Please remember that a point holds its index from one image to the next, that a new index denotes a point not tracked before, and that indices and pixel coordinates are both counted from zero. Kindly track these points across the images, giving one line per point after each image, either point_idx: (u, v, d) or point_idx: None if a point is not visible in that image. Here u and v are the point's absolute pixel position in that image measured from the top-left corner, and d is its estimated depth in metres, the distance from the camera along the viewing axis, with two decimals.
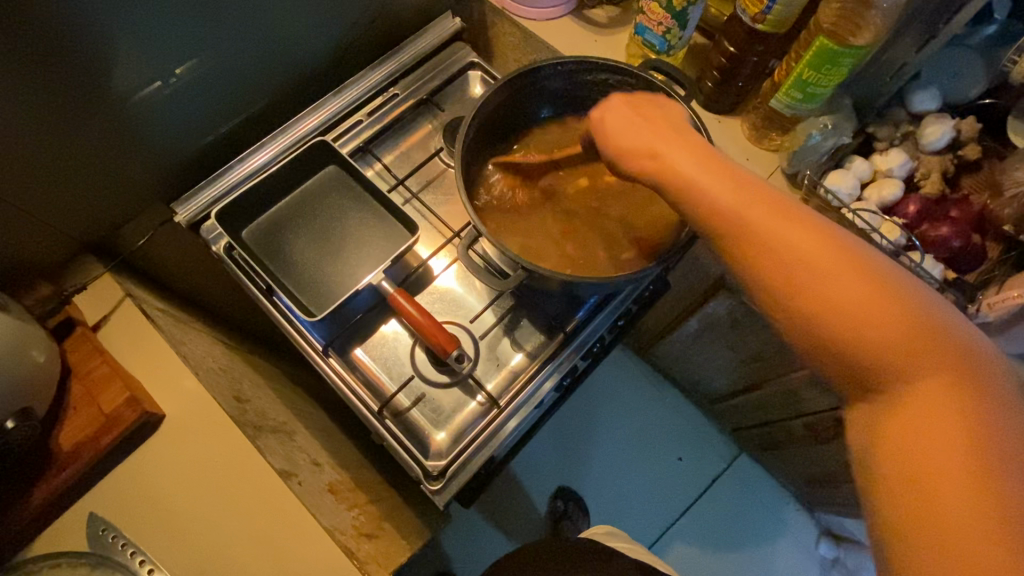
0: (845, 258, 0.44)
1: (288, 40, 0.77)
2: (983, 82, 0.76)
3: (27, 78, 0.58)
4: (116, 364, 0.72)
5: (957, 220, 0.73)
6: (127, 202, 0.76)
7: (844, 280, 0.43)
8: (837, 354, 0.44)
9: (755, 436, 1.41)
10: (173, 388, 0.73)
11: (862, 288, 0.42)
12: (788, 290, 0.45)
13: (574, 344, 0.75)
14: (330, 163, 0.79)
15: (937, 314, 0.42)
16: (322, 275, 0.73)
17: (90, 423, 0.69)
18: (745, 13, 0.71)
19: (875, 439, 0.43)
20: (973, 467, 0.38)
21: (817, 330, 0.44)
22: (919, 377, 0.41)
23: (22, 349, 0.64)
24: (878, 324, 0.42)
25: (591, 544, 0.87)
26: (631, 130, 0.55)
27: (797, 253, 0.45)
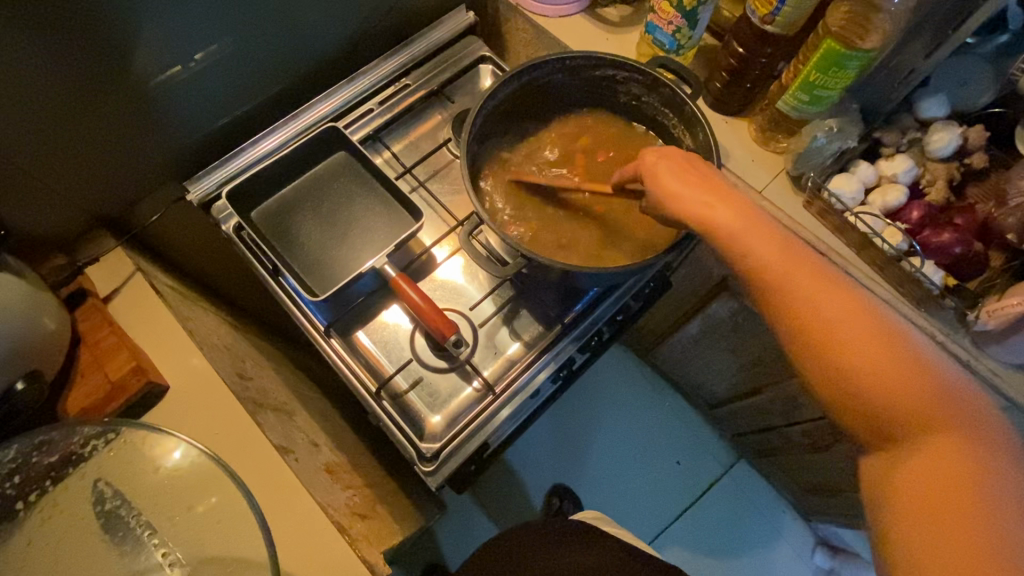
0: (857, 308, 0.49)
1: (304, 27, 0.78)
2: (992, 90, 0.76)
3: (53, 54, 0.60)
4: (123, 335, 0.74)
5: (960, 227, 0.73)
6: (141, 179, 0.78)
7: (867, 349, 0.47)
8: (863, 412, 0.48)
9: (753, 442, 1.41)
10: (178, 362, 0.75)
11: (865, 335, 0.48)
12: (818, 352, 0.49)
13: (572, 336, 0.76)
14: (340, 148, 0.80)
15: (946, 389, 0.46)
16: (327, 259, 0.75)
17: (97, 390, 0.71)
18: (755, 13, 0.72)
19: (885, 484, 0.47)
20: (959, 513, 0.42)
21: (843, 388, 0.48)
22: (917, 421, 0.46)
23: (36, 316, 0.66)
24: (878, 370, 0.47)
25: (585, 529, 0.88)
26: (679, 174, 0.58)
27: (824, 317, 0.49)
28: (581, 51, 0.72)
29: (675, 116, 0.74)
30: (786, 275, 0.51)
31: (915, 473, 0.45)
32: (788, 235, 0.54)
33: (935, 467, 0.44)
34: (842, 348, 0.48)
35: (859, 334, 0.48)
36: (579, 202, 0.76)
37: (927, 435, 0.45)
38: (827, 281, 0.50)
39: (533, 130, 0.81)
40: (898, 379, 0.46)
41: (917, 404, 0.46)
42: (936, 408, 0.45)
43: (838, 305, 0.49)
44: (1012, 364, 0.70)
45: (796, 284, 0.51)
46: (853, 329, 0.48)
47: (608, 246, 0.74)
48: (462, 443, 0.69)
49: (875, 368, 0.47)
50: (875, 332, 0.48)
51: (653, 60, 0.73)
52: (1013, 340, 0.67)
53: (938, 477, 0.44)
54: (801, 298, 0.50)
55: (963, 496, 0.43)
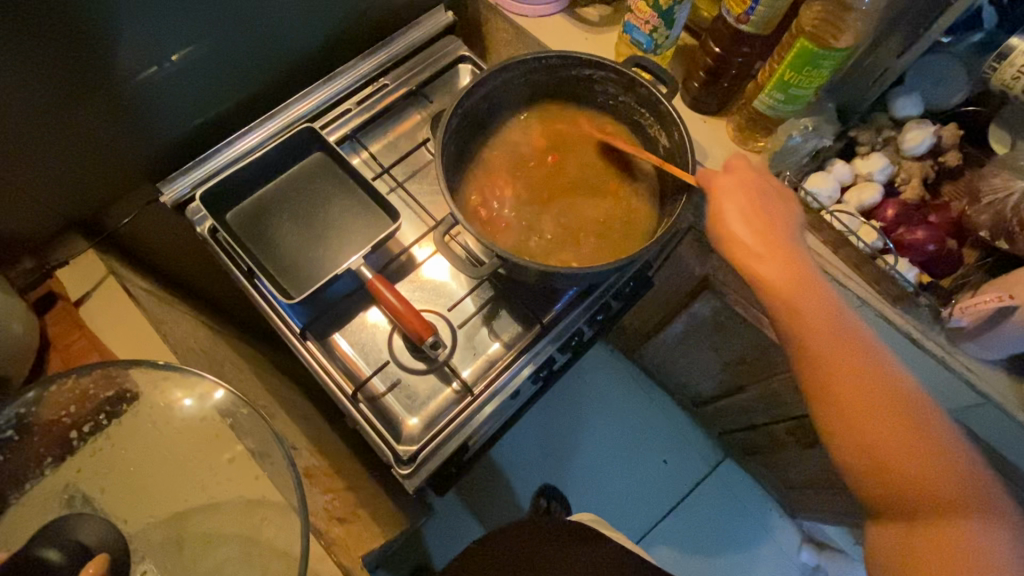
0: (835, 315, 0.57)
1: (280, 28, 0.78)
2: (965, 90, 0.77)
3: (24, 57, 0.59)
4: (93, 338, 0.75)
5: (934, 224, 0.74)
6: (114, 181, 0.77)
7: (839, 345, 0.56)
8: (840, 398, 0.55)
9: (739, 440, 1.42)
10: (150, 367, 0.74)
11: (838, 336, 0.56)
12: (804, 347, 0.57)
13: (551, 335, 0.76)
14: (316, 149, 0.80)
15: (894, 378, 0.56)
16: (304, 260, 0.74)
17: None
18: (730, 13, 0.72)
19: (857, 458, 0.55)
20: (903, 465, 0.53)
21: (824, 376, 0.56)
22: (882, 410, 0.54)
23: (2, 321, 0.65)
24: (850, 365, 0.55)
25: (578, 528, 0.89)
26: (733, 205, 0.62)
27: (814, 321, 0.57)
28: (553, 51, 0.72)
29: (651, 117, 0.74)
30: (792, 286, 0.58)
31: (885, 455, 0.54)
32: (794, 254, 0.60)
33: (899, 444, 0.54)
34: (821, 344, 0.56)
35: (833, 334, 0.56)
36: (558, 202, 0.76)
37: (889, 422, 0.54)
38: (835, 316, 0.57)
39: (511, 131, 0.81)
40: (862, 371, 0.55)
41: (876, 387, 0.55)
42: (890, 397, 0.55)
43: (822, 317, 0.57)
44: (986, 360, 0.71)
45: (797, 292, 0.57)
46: (849, 355, 0.56)
47: (586, 245, 0.74)
48: (441, 445, 0.69)
49: (843, 361, 0.56)
50: (844, 330, 0.57)
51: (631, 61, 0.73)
52: (987, 337, 0.68)
53: (889, 444, 0.54)
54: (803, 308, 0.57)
55: (910, 458, 0.53)
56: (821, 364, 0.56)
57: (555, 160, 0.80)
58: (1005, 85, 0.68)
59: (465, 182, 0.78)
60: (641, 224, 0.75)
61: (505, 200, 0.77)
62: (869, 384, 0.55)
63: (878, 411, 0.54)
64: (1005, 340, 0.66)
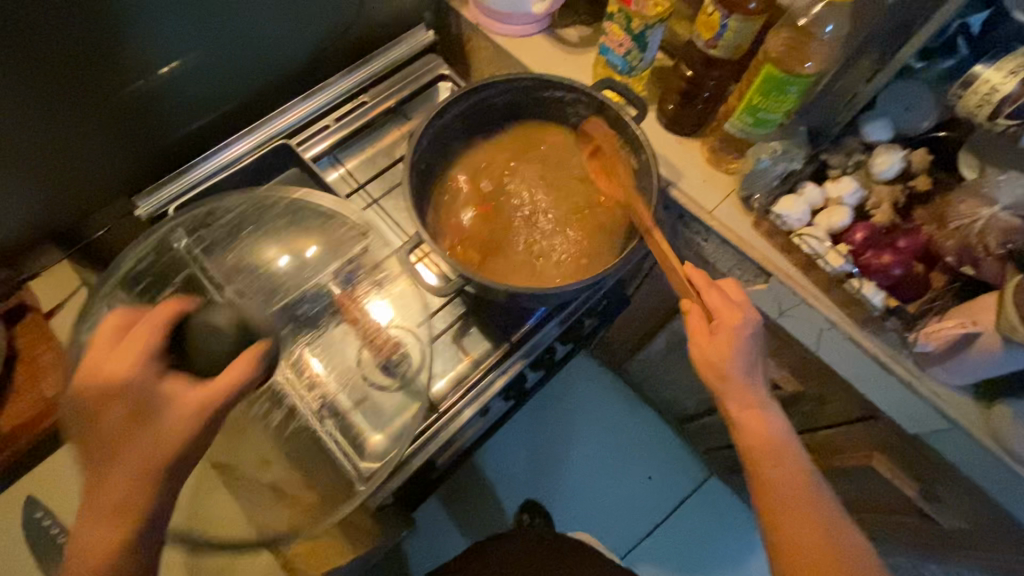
0: (769, 417, 0.64)
1: (260, 46, 0.79)
2: (934, 115, 0.77)
3: (15, 77, 0.60)
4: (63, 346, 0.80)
5: (900, 249, 0.73)
6: (89, 195, 0.78)
7: (771, 444, 0.63)
8: (767, 486, 0.62)
9: (724, 458, 1.41)
10: None
11: (772, 441, 0.63)
12: (747, 444, 0.63)
13: (523, 351, 0.76)
14: (291, 167, 0.82)
15: (812, 483, 0.62)
16: (275, 274, 0.74)
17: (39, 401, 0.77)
18: (700, 38, 0.73)
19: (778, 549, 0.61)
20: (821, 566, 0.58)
21: (759, 465, 0.63)
22: (802, 511, 0.60)
23: None
24: (778, 464, 0.62)
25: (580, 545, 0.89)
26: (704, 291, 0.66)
27: (752, 421, 0.64)
28: (513, 73, 0.75)
29: (613, 141, 0.75)
30: (736, 384, 0.64)
31: (805, 539, 0.59)
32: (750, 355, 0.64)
33: (817, 546, 0.59)
34: (756, 440, 0.63)
35: (767, 437, 0.63)
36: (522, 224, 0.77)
37: (803, 521, 0.60)
38: (773, 421, 0.64)
39: (485, 146, 0.82)
40: (785, 470, 0.62)
41: (795, 488, 0.61)
42: (804, 499, 0.61)
43: (761, 418, 0.64)
44: (952, 385, 0.71)
45: (739, 390, 0.64)
46: (778, 455, 0.63)
47: (554, 265, 0.75)
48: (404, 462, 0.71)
49: (771, 457, 0.63)
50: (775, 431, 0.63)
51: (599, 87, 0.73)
52: (952, 363, 0.68)
53: (809, 546, 0.59)
54: (745, 409, 0.64)
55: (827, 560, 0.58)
56: (754, 448, 0.63)
57: (527, 177, 0.80)
58: (971, 113, 0.68)
59: (436, 200, 0.79)
60: (609, 242, 0.76)
61: (476, 218, 0.77)
62: (794, 484, 0.62)
63: (801, 522, 0.60)
64: (969, 366, 0.66)
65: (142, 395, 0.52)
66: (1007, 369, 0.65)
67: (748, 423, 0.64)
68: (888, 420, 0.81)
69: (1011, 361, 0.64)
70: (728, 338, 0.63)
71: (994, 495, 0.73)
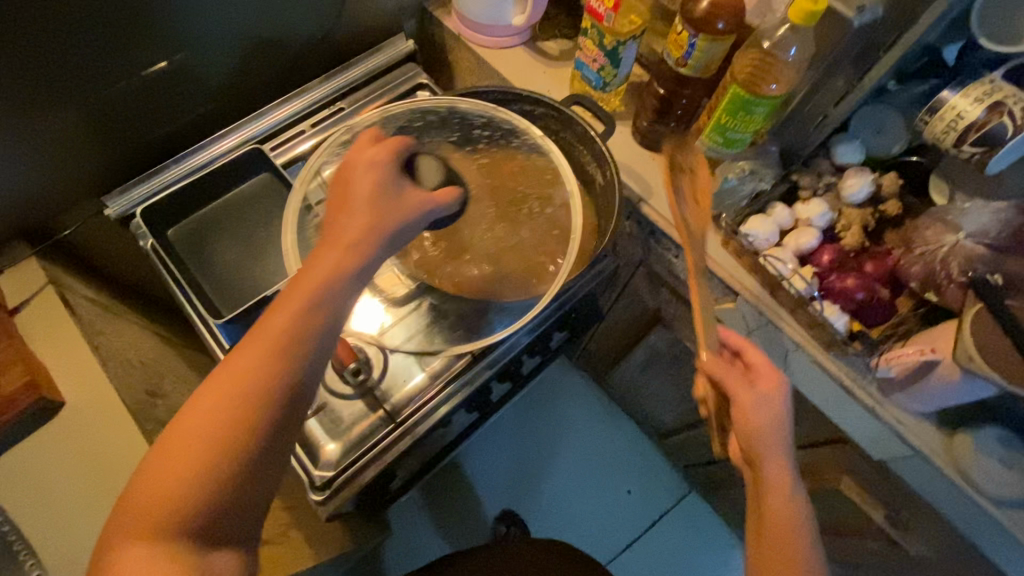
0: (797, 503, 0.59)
1: (236, 51, 0.79)
2: (904, 140, 0.76)
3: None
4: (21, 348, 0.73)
5: (866, 272, 0.73)
6: (56, 195, 0.77)
7: (786, 526, 0.58)
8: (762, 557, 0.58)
9: (702, 475, 1.40)
10: (81, 378, 0.74)
11: (793, 523, 0.58)
12: (761, 513, 0.60)
13: (486, 362, 0.76)
14: (262, 171, 0.81)
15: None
16: (241, 279, 0.75)
17: None
18: (670, 56, 0.73)
19: None
20: None
21: (764, 538, 0.58)
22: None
23: None
24: (783, 545, 0.57)
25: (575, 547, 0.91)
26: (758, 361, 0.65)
27: (775, 498, 0.59)
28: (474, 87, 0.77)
29: (683, 160, 0.73)
30: (762, 455, 0.61)
31: None
32: (786, 434, 0.62)
33: None
34: (768, 513, 0.59)
35: (788, 515, 0.59)
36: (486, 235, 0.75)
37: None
38: (796, 507, 0.59)
39: None
40: (789, 557, 0.57)
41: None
42: None
43: (785, 495, 0.59)
44: (913, 411, 0.71)
45: (768, 461, 0.60)
46: (789, 538, 0.58)
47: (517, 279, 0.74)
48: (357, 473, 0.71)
49: (780, 536, 0.58)
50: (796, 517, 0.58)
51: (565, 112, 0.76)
52: (913, 389, 0.68)
53: None
54: (773, 483, 0.60)
55: None
56: (768, 521, 0.59)
57: None
58: (936, 139, 0.68)
59: None
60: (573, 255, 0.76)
61: None
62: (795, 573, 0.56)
63: None
64: (930, 394, 0.66)
65: (316, 289, 0.49)
66: (968, 398, 0.65)
67: (766, 494, 0.60)
68: (854, 444, 0.81)
69: (972, 391, 0.63)
70: (768, 406, 0.62)
71: (958, 523, 0.72)
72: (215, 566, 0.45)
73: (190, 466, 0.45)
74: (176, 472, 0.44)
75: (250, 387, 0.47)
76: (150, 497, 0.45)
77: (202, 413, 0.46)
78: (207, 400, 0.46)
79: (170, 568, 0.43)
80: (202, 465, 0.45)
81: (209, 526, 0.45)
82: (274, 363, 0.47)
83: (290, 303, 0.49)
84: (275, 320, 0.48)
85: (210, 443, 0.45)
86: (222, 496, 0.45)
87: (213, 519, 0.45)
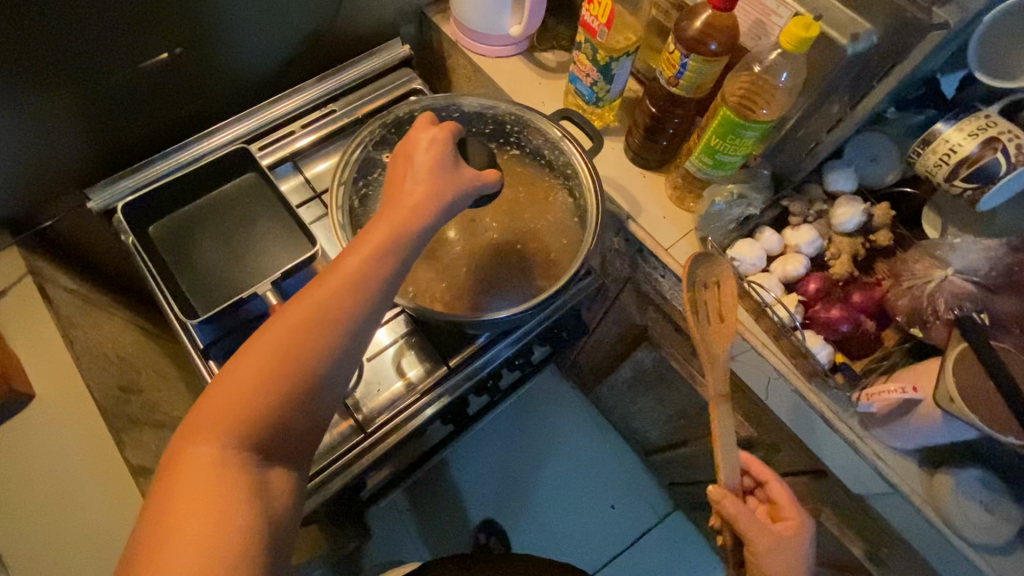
0: None
1: (230, 50, 0.79)
2: (898, 171, 0.75)
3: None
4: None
5: (852, 303, 0.72)
6: (38, 185, 0.76)
7: None
8: None
9: (687, 494, 1.38)
10: (55, 370, 0.73)
11: None
12: None
13: (464, 373, 0.75)
14: (249, 170, 0.81)
15: None
16: (221, 278, 0.75)
17: None
18: (663, 74, 0.72)
19: None
20: None
21: None
22: None
23: None
24: None
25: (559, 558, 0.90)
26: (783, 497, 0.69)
27: None
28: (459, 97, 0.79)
29: (706, 274, 0.70)
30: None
31: None
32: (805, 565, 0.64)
33: None
34: None
35: None
36: (467, 246, 0.74)
37: None
38: None
39: None
40: None
41: None
42: None
43: None
44: (896, 447, 0.69)
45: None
46: None
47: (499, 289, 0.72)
48: (327, 481, 0.70)
49: None
50: None
51: (538, 128, 0.77)
52: (895, 425, 0.66)
53: None
54: None
55: None
56: None
57: None
58: (929, 172, 0.67)
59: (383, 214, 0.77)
60: None
61: None
62: None
63: None
64: (912, 432, 0.65)
65: (359, 270, 0.48)
66: (950, 438, 0.63)
67: None
68: (836, 478, 0.79)
69: (953, 432, 0.62)
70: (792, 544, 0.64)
71: (935, 563, 0.71)
72: (271, 485, 0.45)
73: (260, 387, 0.45)
74: (248, 389, 0.45)
75: (326, 322, 0.47)
76: (218, 408, 0.45)
77: (276, 337, 0.46)
78: (284, 325, 0.47)
79: (229, 478, 0.43)
80: (270, 388, 0.45)
81: (270, 445, 0.46)
82: (350, 299, 0.48)
83: (370, 243, 0.50)
84: (352, 258, 0.49)
85: (285, 365, 0.45)
86: (283, 418, 0.46)
87: (272, 440, 0.46)
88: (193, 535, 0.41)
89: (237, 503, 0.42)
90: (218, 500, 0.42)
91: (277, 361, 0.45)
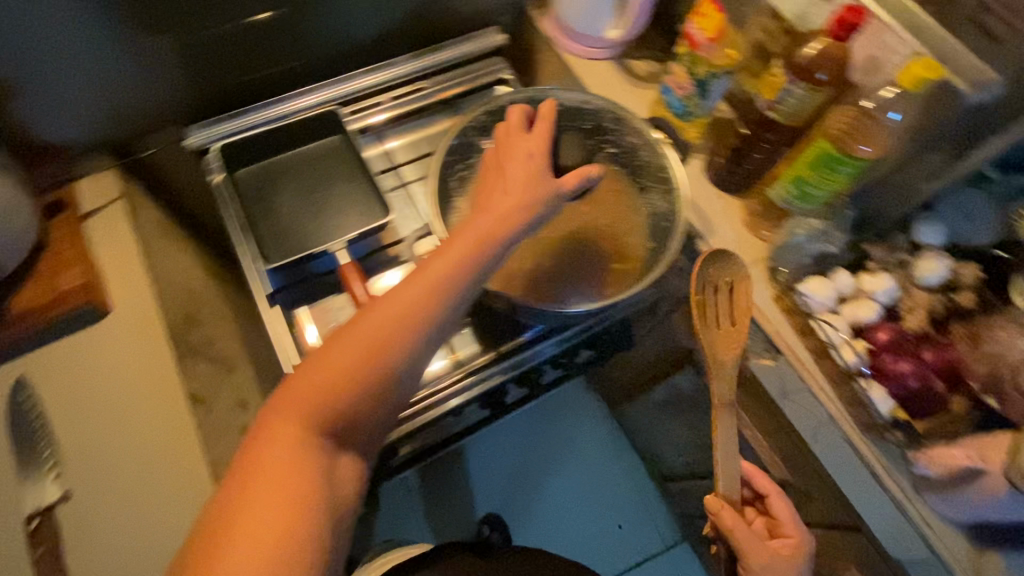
0: None
1: (337, 13, 0.82)
2: (993, 232, 0.71)
3: None
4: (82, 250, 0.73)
5: (924, 361, 0.68)
6: (144, 114, 0.80)
7: None
8: None
9: (700, 529, 1.35)
10: (132, 291, 0.76)
11: None
12: None
13: (510, 361, 0.76)
14: (336, 132, 0.83)
15: None
16: (294, 229, 0.77)
17: (41, 295, 0.69)
18: (762, 98, 0.74)
19: None
20: None
21: None
22: None
23: (11, 214, 0.66)
24: None
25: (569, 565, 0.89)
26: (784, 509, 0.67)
27: None
28: (551, 87, 0.78)
29: (717, 274, 0.70)
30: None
31: None
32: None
33: None
34: None
35: None
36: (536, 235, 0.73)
37: None
38: None
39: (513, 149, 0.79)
40: None
41: None
42: None
43: None
44: (948, 517, 0.66)
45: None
46: None
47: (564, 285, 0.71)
48: None
49: None
50: None
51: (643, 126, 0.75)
52: (954, 494, 0.63)
53: None
54: None
55: None
56: None
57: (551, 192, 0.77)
58: None
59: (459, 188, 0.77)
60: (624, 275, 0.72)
61: None
62: None
63: None
64: (971, 503, 0.62)
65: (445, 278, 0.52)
66: (1011, 514, 0.60)
67: None
68: (873, 538, 0.76)
69: (1017, 507, 0.59)
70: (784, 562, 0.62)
71: None
72: (338, 470, 0.50)
73: (345, 378, 0.49)
74: (336, 372, 0.49)
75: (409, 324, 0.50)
76: (295, 401, 0.49)
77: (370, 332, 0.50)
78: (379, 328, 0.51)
79: (304, 466, 0.47)
80: (352, 379, 0.49)
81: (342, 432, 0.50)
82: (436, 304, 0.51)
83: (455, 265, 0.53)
84: (440, 263, 0.52)
85: (368, 356, 0.49)
86: (356, 408, 0.49)
87: (341, 428, 0.50)
88: (268, 513, 0.45)
89: (308, 486, 0.47)
90: (290, 478, 0.46)
91: (360, 357, 0.48)
